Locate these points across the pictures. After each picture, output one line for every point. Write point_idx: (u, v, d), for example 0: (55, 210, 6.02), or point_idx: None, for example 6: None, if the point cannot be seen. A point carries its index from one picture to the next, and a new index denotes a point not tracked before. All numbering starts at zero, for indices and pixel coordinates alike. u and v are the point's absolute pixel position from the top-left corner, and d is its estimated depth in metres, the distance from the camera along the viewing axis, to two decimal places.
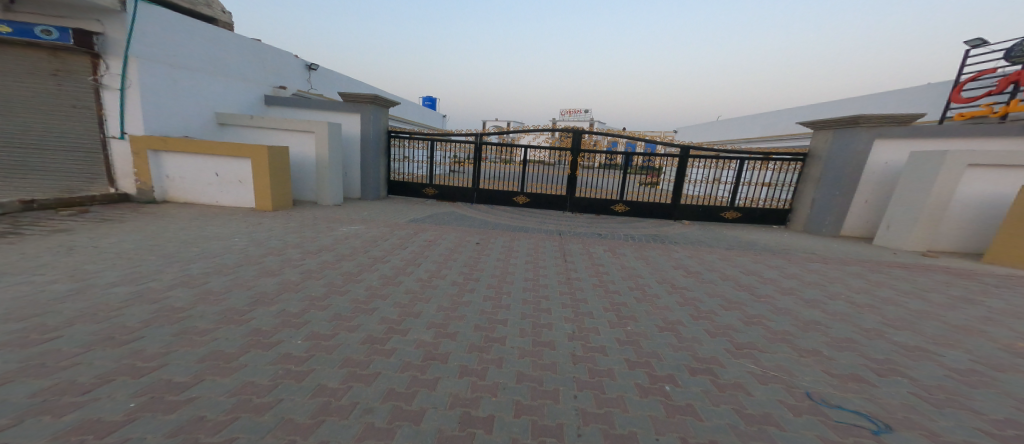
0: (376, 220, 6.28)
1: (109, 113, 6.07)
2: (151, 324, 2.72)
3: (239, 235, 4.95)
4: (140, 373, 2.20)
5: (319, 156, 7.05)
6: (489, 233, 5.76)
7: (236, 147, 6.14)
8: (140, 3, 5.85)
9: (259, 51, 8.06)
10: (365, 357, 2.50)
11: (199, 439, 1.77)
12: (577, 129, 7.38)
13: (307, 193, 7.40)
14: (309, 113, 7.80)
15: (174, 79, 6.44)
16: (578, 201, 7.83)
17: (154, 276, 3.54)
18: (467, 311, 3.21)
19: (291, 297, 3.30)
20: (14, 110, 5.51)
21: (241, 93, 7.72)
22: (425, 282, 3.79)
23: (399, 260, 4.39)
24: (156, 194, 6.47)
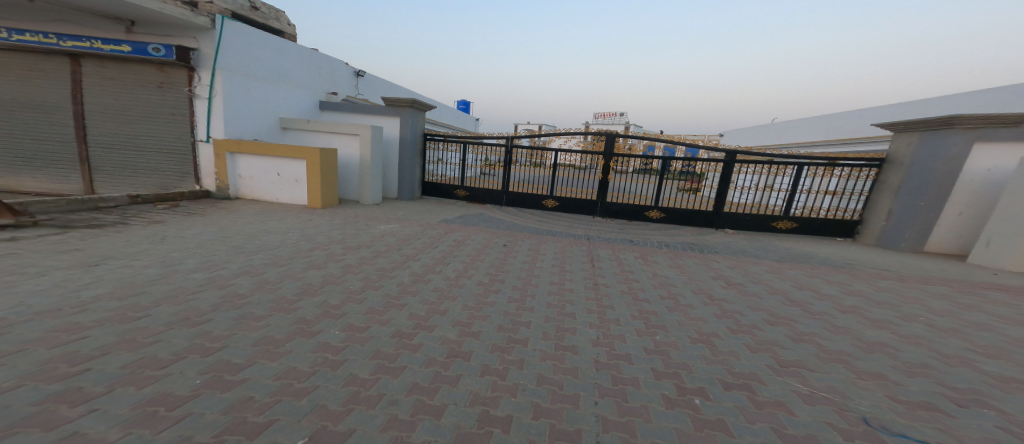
0: (410, 219, 6.51)
1: (198, 119, 6.79)
2: (218, 308, 3.01)
3: (291, 231, 5.33)
4: (206, 352, 2.44)
5: (362, 158, 7.43)
6: (518, 236, 5.80)
7: (296, 149, 6.62)
8: (227, 20, 6.47)
9: (317, 59, 8.63)
10: (393, 351, 2.61)
11: (247, 418, 1.93)
12: (612, 132, 7.25)
13: (350, 192, 7.81)
14: (358, 117, 8.24)
15: (249, 88, 7.07)
16: (609, 206, 7.67)
17: (223, 265, 3.90)
18: (491, 311, 3.25)
19: (331, 289, 3.51)
20: (131, 118, 6.53)
21: (303, 100, 8.30)
22: (453, 281, 3.88)
23: (429, 259, 4.54)
24: (231, 192, 7.14)
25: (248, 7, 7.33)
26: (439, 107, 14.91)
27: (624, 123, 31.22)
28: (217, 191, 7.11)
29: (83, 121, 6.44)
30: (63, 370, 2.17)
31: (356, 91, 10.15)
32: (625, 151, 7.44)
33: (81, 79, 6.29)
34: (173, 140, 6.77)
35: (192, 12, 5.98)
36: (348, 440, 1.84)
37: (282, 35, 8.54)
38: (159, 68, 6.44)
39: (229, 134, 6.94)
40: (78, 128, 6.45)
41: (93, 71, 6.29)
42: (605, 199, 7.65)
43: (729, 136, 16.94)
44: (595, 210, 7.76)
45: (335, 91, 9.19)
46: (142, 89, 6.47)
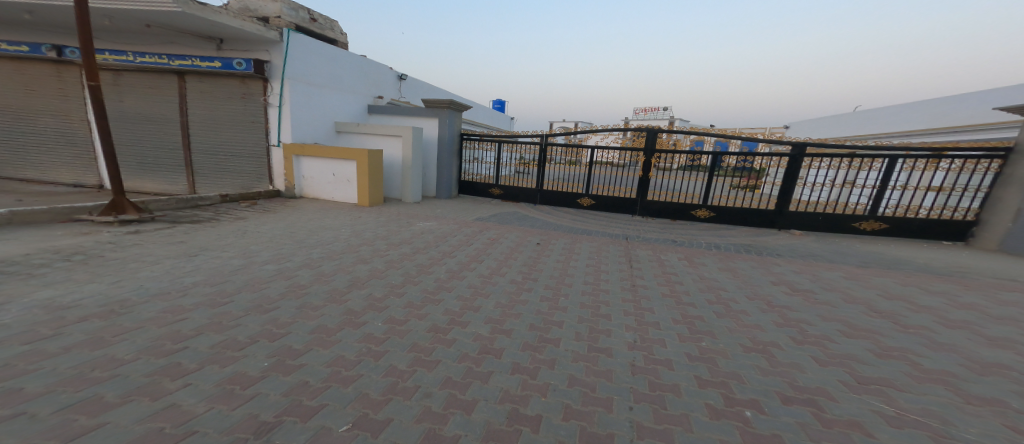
0: (447, 217, 6.66)
1: (271, 126, 7.41)
2: (284, 297, 3.26)
3: (343, 227, 5.66)
4: (273, 338, 2.65)
5: (404, 158, 7.72)
6: (553, 234, 5.74)
7: (349, 150, 7.01)
8: (293, 33, 6.97)
9: (368, 66, 9.04)
10: (429, 345, 2.68)
11: (302, 401, 2.06)
12: (654, 128, 6.91)
13: (393, 191, 8.13)
14: (403, 119, 8.55)
15: (310, 95, 7.58)
16: (649, 205, 7.37)
17: (289, 258, 4.23)
18: (523, 310, 3.25)
19: (376, 283, 3.68)
20: (222, 128, 7.34)
21: (354, 104, 8.74)
22: (487, 278, 3.92)
23: (464, 256, 4.62)
24: (294, 191, 7.71)
25: (307, 19, 7.84)
26: (474, 107, 15.11)
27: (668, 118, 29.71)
28: (284, 191, 7.75)
29: (189, 131, 7.42)
30: (167, 347, 2.45)
31: (399, 94, 10.49)
32: (667, 146, 7.07)
33: (185, 94, 7.22)
34: (252, 145, 7.47)
35: (264, 28, 6.58)
36: (385, 429, 1.91)
37: (335, 44, 8.94)
38: (243, 81, 7.12)
39: (295, 139, 7.50)
40: (184, 137, 7.45)
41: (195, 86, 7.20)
42: (646, 198, 7.34)
43: (795, 128, 15.56)
44: (636, 209, 7.46)
45: (380, 95, 9.57)
46: (232, 100, 7.20)
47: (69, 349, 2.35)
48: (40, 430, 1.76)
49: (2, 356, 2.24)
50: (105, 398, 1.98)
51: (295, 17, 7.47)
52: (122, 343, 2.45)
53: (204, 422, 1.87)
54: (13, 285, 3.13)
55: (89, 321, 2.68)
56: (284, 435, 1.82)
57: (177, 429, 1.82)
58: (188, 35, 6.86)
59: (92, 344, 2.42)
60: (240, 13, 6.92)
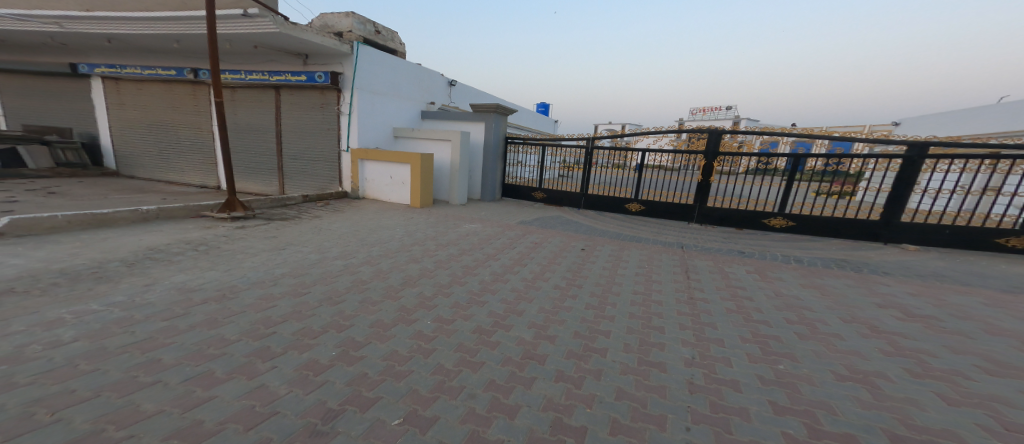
0: (491, 220, 6.75)
1: (342, 132, 7.99)
2: (349, 290, 3.49)
3: (398, 227, 5.95)
4: (340, 328, 2.83)
5: (453, 161, 7.95)
6: (601, 240, 5.61)
7: (405, 154, 7.37)
8: (362, 45, 7.47)
9: (423, 73, 9.39)
10: (474, 346, 2.72)
11: (362, 392, 2.16)
12: (716, 129, 6.49)
13: (441, 193, 8.39)
14: (455, 124, 8.77)
15: (374, 103, 8.04)
16: (709, 212, 6.92)
17: (354, 254, 4.52)
18: (568, 317, 3.19)
19: (426, 282, 3.81)
20: (307, 135, 8.26)
21: (410, 111, 9.13)
22: (530, 282, 3.91)
23: (508, 258, 4.65)
24: (356, 192, 8.22)
25: (372, 31, 8.26)
26: (520, 111, 15.27)
27: (732, 118, 27.66)
28: (350, 191, 8.28)
29: (281, 138, 8.48)
30: (260, 331, 2.71)
31: (449, 100, 10.76)
32: (730, 149, 6.59)
33: (280, 105, 8.26)
34: (329, 150, 8.19)
35: (339, 42, 7.15)
36: (433, 426, 1.95)
37: (396, 54, 9.35)
38: (323, 92, 7.85)
39: (361, 144, 8.01)
40: (279, 143, 8.55)
41: (287, 98, 8.19)
42: (705, 204, 6.90)
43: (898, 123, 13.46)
44: (692, 215, 7.04)
45: (432, 101, 9.86)
46: (315, 110, 8.02)
47: (191, 327, 2.68)
48: (168, 397, 2.01)
49: (145, 330, 2.61)
50: (214, 373, 2.23)
51: (362, 30, 7.92)
52: (228, 325, 2.76)
53: (284, 404, 2.03)
54: (156, 269, 3.70)
55: (206, 304, 3.05)
56: (346, 424, 1.92)
57: (264, 408, 1.99)
58: (282, 53, 7.72)
59: (207, 324, 2.75)
60: (320, 30, 7.60)
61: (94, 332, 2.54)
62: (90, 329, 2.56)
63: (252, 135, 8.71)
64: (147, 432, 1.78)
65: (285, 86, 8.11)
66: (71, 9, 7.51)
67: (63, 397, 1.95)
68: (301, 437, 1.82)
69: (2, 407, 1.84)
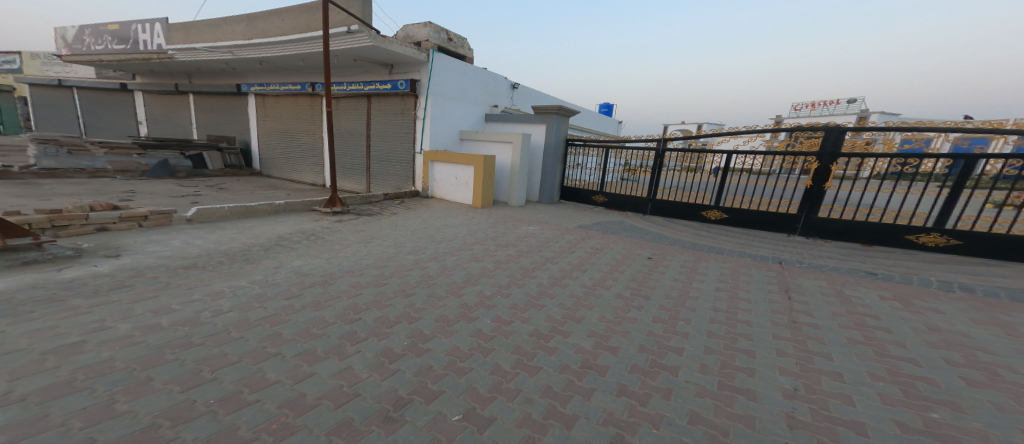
0: (550, 222, 6.70)
1: (417, 135, 8.48)
2: (419, 284, 3.68)
3: (462, 226, 6.15)
4: (412, 320, 2.98)
5: (513, 163, 8.03)
6: (671, 249, 5.29)
7: (470, 156, 7.64)
8: (436, 54, 7.90)
9: (488, 78, 9.59)
10: (532, 350, 2.68)
11: (428, 384, 2.25)
12: (837, 126, 5.49)
13: (501, 194, 8.50)
14: (522, 126, 8.74)
15: (444, 107, 8.43)
16: (819, 225, 5.92)
17: (423, 250, 4.76)
18: (631, 329, 3.02)
19: (487, 281, 3.87)
20: (388, 139, 8.97)
21: (475, 114, 9.42)
22: (590, 289, 3.79)
23: (566, 263, 4.55)
24: (423, 192, 8.62)
25: (446, 39, 8.55)
26: (582, 112, 14.90)
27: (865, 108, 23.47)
28: (421, 191, 8.70)
29: (370, 142, 9.32)
30: (349, 316, 2.96)
31: (512, 103, 10.80)
32: (856, 148, 5.46)
33: (371, 113, 9.11)
34: (405, 152, 8.80)
35: (418, 51, 7.62)
36: (490, 426, 1.95)
37: (465, 59, 9.57)
38: (403, 98, 8.49)
39: (433, 147, 8.43)
40: (367, 147, 9.40)
41: (376, 106, 9.00)
42: (814, 214, 5.92)
43: None
44: (779, 225, 6.25)
45: (495, 104, 10.00)
46: (396, 115, 8.69)
47: (302, 308, 3.04)
48: (283, 368, 2.28)
49: (272, 307, 3.02)
50: (316, 351, 2.48)
51: (438, 38, 8.27)
52: (328, 308, 3.07)
53: (365, 387, 2.17)
54: (283, 254, 4.30)
55: (312, 287, 3.44)
56: (413, 413, 2.00)
57: (350, 388, 2.15)
58: (373, 64, 8.49)
59: (313, 305, 3.09)
60: (402, 41, 8.17)
61: (241, 305, 3.02)
62: (239, 302, 3.05)
63: (346, 139, 9.75)
64: (268, 398, 2.03)
65: (376, 95, 8.94)
66: (238, 40, 9.14)
67: (219, 359, 2.32)
68: (376, 421, 1.93)
69: (183, 362, 2.26)
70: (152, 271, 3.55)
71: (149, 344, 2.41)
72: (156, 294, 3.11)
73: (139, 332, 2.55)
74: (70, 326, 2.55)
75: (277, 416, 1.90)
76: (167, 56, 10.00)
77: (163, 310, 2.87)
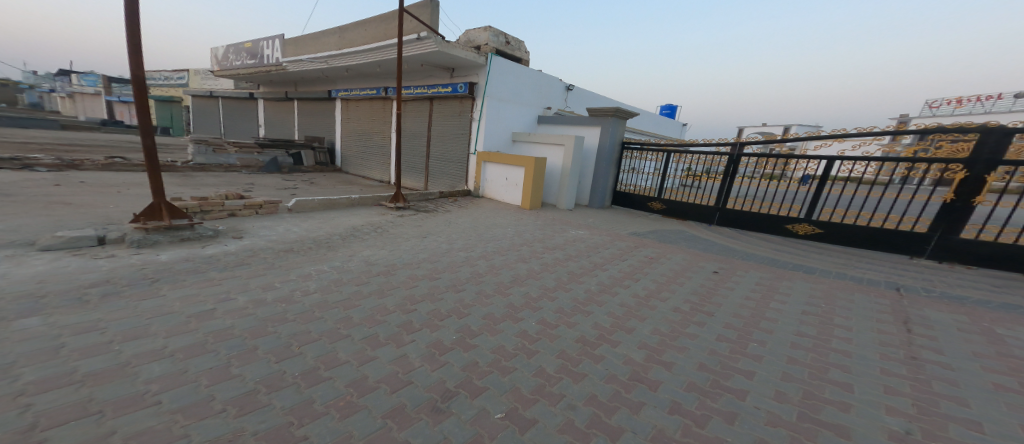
0: (600, 228, 6.55)
1: (472, 137, 8.74)
2: (468, 281, 3.78)
3: (511, 226, 6.23)
4: (461, 315, 3.07)
5: (564, 165, 7.95)
6: (736, 262, 4.94)
7: (521, 158, 7.70)
8: (493, 56, 8.09)
9: (543, 79, 9.57)
10: (577, 356, 2.64)
11: (473, 379, 2.30)
12: (1000, 126, 4.53)
13: (550, 197, 8.47)
14: (580, 128, 8.54)
15: (498, 109, 8.60)
16: (959, 246, 4.97)
17: (473, 248, 4.89)
18: (690, 345, 2.85)
19: (533, 283, 3.87)
20: (446, 139, 9.35)
21: (528, 116, 9.47)
22: (642, 300, 3.63)
23: (617, 270, 4.42)
24: (474, 191, 8.83)
25: (504, 42, 8.68)
26: (641, 113, 14.33)
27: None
28: (472, 190, 8.93)
29: (430, 142, 9.78)
30: (405, 306, 3.13)
31: (566, 105, 10.65)
32: None
33: (432, 115, 9.56)
34: (460, 152, 9.11)
35: (477, 54, 7.86)
36: (532, 428, 1.95)
37: (521, 62, 9.55)
38: (461, 100, 8.80)
39: (486, 148, 8.62)
40: (427, 147, 9.88)
41: (437, 108, 9.43)
42: (953, 234, 4.98)
43: None
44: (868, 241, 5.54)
45: (549, 106, 9.94)
46: (454, 116, 9.04)
47: (369, 294, 3.27)
48: (352, 350, 2.47)
49: (346, 291, 3.30)
50: (378, 337, 2.65)
51: (497, 42, 8.44)
52: (389, 297, 3.27)
53: (417, 376, 2.28)
54: (355, 244, 4.66)
55: (377, 276, 3.68)
56: (458, 406, 2.06)
57: (404, 375, 2.27)
58: (436, 68, 8.93)
59: (377, 294, 3.31)
60: (463, 45, 8.46)
61: (322, 288, 3.33)
62: (321, 285, 3.37)
63: (410, 139, 10.34)
64: (339, 376, 2.21)
65: (438, 98, 9.37)
66: (332, 50, 10.09)
67: (305, 335, 2.58)
68: (425, 410, 2.01)
69: (279, 335, 2.55)
70: (263, 253, 4.06)
71: (257, 316, 2.76)
72: (264, 272, 3.56)
73: (251, 305, 2.92)
74: (208, 294, 3.02)
75: (344, 394, 2.06)
76: (279, 67, 11.29)
77: (268, 286, 3.27)
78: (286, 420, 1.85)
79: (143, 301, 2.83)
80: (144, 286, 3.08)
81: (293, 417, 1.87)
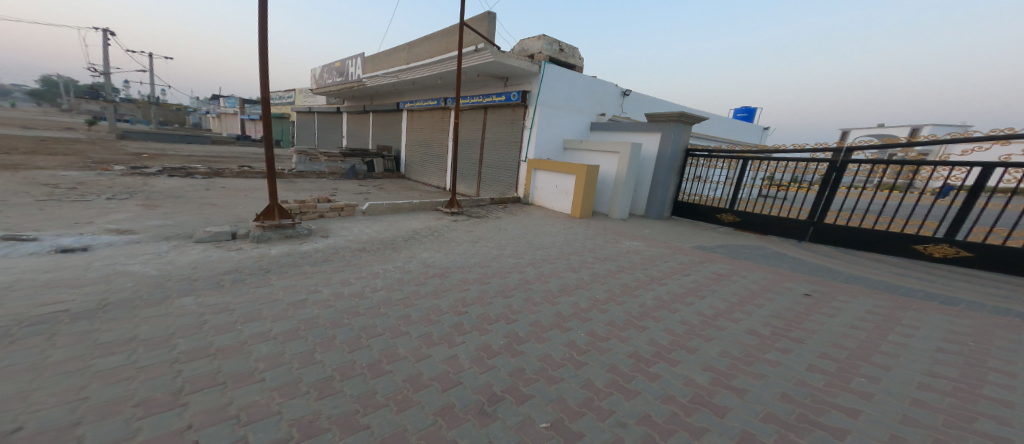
0: (658, 239, 6.23)
1: (524, 144, 8.84)
2: (517, 287, 3.81)
3: (561, 234, 6.18)
4: (510, 321, 3.10)
5: (619, 173, 7.70)
6: (822, 284, 4.41)
7: (572, 165, 7.62)
8: (547, 64, 8.15)
9: (597, 85, 9.36)
10: (629, 371, 2.53)
11: (520, 385, 2.31)
12: None
13: (603, 205, 8.24)
14: (642, 134, 8.17)
15: (550, 116, 8.60)
16: None
17: (522, 254, 4.92)
18: (768, 372, 2.59)
19: (582, 293, 3.80)
20: (499, 147, 9.57)
21: (580, 122, 9.34)
22: (706, 319, 3.38)
23: (676, 285, 4.17)
24: (525, 199, 8.88)
25: (558, 50, 8.72)
26: (709, 118, 13.41)
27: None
28: (522, 197, 9.00)
29: (483, 150, 10.08)
30: (458, 308, 3.24)
31: (622, 111, 10.27)
32: None
33: (487, 123, 9.86)
34: (512, 160, 9.25)
35: (530, 63, 8.00)
36: (579, 442, 1.89)
37: (575, 69, 9.43)
38: (514, 109, 8.97)
39: (537, 155, 8.67)
40: (480, 155, 10.18)
41: (492, 117, 9.71)
42: None
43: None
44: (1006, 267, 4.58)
45: (603, 112, 9.65)
46: (508, 125, 9.22)
47: (425, 294, 3.45)
48: (410, 346, 2.62)
49: (407, 290, 3.52)
50: (432, 336, 2.77)
51: (550, 50, 8.52)
52: (443, 298, 3.41)
53: (465, 377, 2.34)
54: (415, 246, 4.95)
55: (433, 278, 3.87)
56: (505, 411, 2.07)
57: (453, 375, 2.35)
58: (492, 78, 9.24)
59: (432, 294, 3.47)
60: (518, 55, 8.65)
61: (386, 286, 3.58)
62: (384, 283, 3.63)
63: (466, 147, 10.75)
64: (398, 370, 2.35)
65: (492, 107, 9.65)
66: (401, 66, 10.91)
67: (372, 329, 2.80)
68: (473, 411, 2.05)
69: (352, 327, 2.80)
70: (342, 251, 4.51)
71: (336, 308, 3.07)
72: (342, 268, 3.94)
73: (331, 298, 3.26)
74: (302, 286, 3.45)
75: (401, 388, 2.18)
76: (359, 83, 12.53)
77: (345, 281, 3.62)
78: (353, 407, 2.01)
79: (257, 288, 3.33)
80: (261, 275, 3.65)
81: (359, 405, 2.02)
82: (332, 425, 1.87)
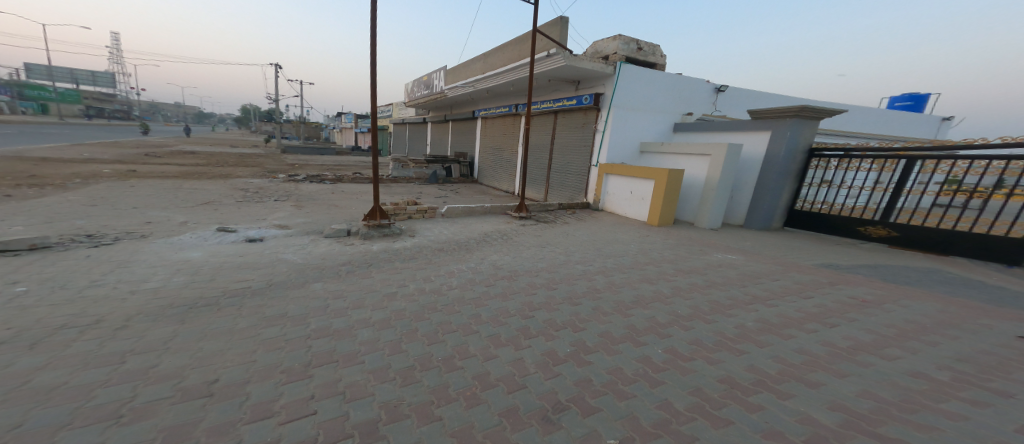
0: (760, 254, 5.51)
1: (596, 148, 8.58)
2: (586, 295, 3.70)
3: (635, 243, 5.84)
4: (577, 329, 3.02)
5: (710, 178, 6.99)
6: (995, 320, 3.43)
7: (650, 170, 7.17)
8: (622, 65, 7.84)
9: (681, 83, 8.61)
10: (718, 398, 2.26)
11: (587, 396, 2.22)
12: None
13: (691, 213, 7.53)
14: (749, 133, 7.24)
15: (625, 118, 8.23)
16: None
17: (592, 262, 4.78)
18: (945, 424, 2.01)
19: (660, 307, 3.53)
20: (570, 151, 9.44)
21: (659, 123, 8.72)
22: (827, 350, 2.84)
23: (779, 307, 3.63)
24: (597, 205, 8.57)
25: (635, 49, 8.32)
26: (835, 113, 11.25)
27: None
28: (592, 203, 8.73)
29: (553, 155, 10.07)
30: (525, 312, 3.26)
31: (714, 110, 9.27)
32: None
33: (558, 128, 9.86)
34: (583, 164, 9.05)
35: (604, 65, 7.76)
36: None
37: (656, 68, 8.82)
38: (586, 112, 8.81)
39: (609, 159, 8.37)
40: (550, 159, 10.17)
41: (562, 121, 9.65)
42: None
43: None
44: None
45: (689, 112, 8.80)
46: (579, 128, 9.07)
47: (495, 296, 3.55)
48: (480, 345, 2.72)
49: (478, 290, 3.66)
50: (500, 337, 2.84)
51: (627, 49, 8.19)
52: (511, 301, 3.47)
53: (531, 382, 2.34)
54: (488, 248, 5.13)
55: (503, 280, 3.97)
56: (570, 422, 2.00)
57: (518, 379, 2.36)
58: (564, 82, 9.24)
59: (501, 296, 3.56)
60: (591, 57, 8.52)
61: (458, 285, 3.78)
62: (457, 283, 3.83)
63: (537, 152, 10.84)
64: (468, 367, 2.44)
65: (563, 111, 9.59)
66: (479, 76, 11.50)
67: (447, 325, 2.96)
68: (536, 417, 2.03)
69: (430, 322, 3.00)
70: (424, 250, 4.89)
71: (417, 303, 3.33)
72: (424, 266, 4.26)
73: (415, 293, 3.54)
74: (396, 280, 3.82)
75: (471, 385, 2.26)
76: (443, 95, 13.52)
77: (426, 278, 3.91)
78: (429, 398, 2.13)
79: (365, 279, 3.78)
80: (366, 267, 4.12)
81: (434, 397, 2.14)
82: (411, 412, 2.01)
